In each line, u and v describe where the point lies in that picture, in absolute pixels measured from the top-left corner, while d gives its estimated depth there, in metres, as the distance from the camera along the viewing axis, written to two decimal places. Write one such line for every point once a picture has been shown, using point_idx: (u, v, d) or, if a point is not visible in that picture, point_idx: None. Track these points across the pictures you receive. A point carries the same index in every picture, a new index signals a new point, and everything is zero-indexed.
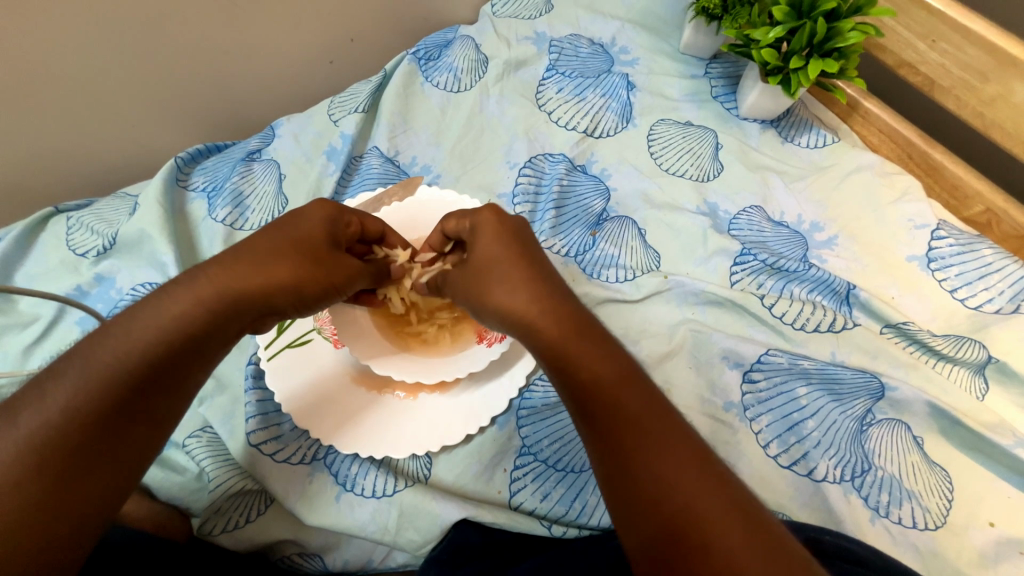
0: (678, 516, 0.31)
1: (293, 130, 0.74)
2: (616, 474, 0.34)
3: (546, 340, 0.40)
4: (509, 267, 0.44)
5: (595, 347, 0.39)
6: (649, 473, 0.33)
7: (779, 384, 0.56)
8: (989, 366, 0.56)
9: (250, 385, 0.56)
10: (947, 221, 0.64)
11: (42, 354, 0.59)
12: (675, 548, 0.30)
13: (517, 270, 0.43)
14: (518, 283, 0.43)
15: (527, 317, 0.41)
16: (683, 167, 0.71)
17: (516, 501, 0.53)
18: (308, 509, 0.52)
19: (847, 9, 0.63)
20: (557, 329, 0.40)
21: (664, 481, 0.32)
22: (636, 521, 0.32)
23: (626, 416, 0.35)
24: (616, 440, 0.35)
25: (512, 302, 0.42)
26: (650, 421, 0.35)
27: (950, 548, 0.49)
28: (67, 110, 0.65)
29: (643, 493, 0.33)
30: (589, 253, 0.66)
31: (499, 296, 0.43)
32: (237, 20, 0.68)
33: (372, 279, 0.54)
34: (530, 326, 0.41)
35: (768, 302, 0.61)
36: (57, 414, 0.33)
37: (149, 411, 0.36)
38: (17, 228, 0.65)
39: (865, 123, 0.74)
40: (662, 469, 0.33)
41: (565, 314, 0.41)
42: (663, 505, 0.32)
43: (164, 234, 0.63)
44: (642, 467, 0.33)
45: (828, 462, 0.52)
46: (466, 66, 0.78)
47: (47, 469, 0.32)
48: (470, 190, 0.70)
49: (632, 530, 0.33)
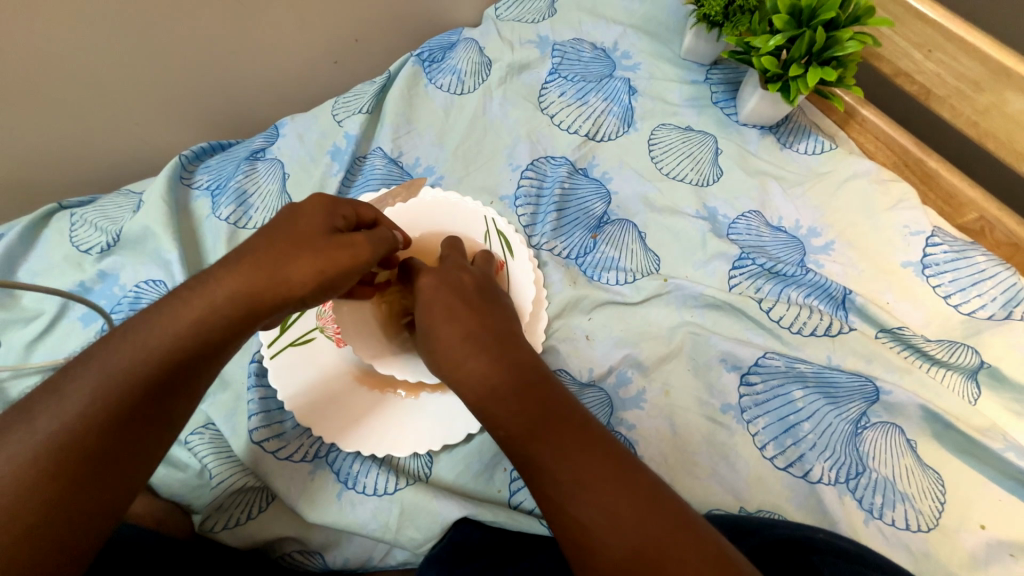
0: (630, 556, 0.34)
1: (298, 130, 0.74)
2: (559, 521, 0.37)
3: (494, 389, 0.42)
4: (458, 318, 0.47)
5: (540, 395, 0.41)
6: (591, 519, 0.35)
7: (776, 387, 0.57)
8: (981, 372, 0.57)
9: (254, 383, 0.57)
10: (941, 228, 0.65)
11: (45, 350, 0.59)
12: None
13: (461, 317, 0.47)
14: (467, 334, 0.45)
15: (466, 368, 0.44)
16: (683, 171, 0.72)
17: (516, 500, 0.53)
18: (310, 506, 0.52)
19: (846, 19, 0.64)
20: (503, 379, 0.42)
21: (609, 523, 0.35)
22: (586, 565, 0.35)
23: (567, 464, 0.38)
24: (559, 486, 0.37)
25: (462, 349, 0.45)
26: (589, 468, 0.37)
27: (942, 550, 0.49)
28: (72, 107, 0.66)
29: (591, 538, 0.35)
30: (589, 255, 0.67)
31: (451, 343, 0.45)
32: (243, 19, 0.68)
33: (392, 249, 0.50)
34: (478, 376, 0.43)
35: (765, 306, 0.62)
36: (74, 417, 0.34)
37: (162, 414, 0.37)
38: (20, 224, 0.65)
39: (863, 130, 0.75)
40: (602, 510, 0.35)
41: (500, 361, 0.43)
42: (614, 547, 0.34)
43: (168, 231, 0.64)
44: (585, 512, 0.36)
45: (823, 464, 0.53)
46: (469, 69, 0.78)
47: (63, 471, 0.32)
48: (472, 191, 0.71)
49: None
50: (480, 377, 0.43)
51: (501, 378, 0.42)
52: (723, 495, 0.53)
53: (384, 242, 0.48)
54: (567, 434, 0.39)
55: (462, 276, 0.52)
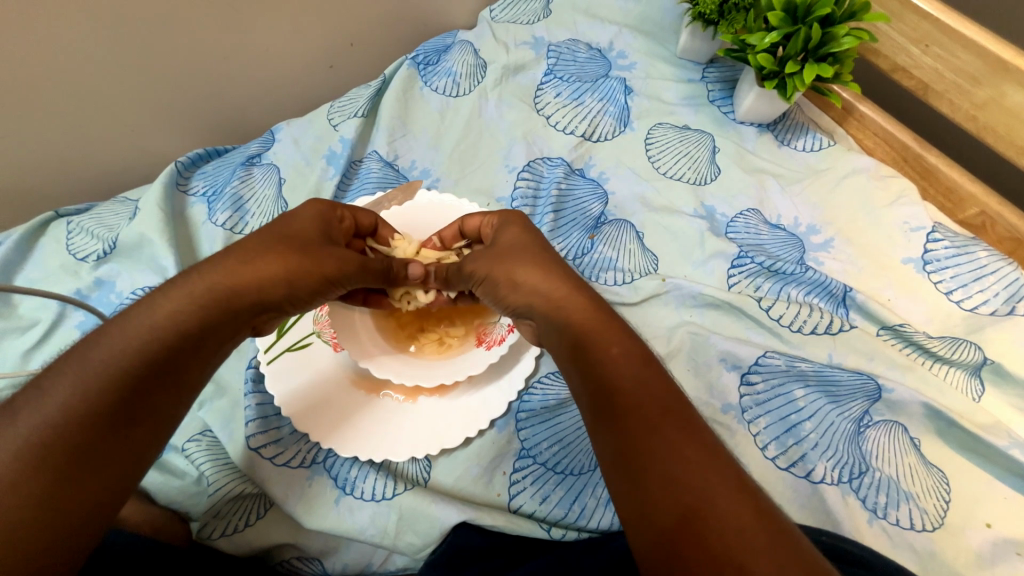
0: (687, 510, 0.30)
1: (293, 134, 0.74)
2: (619, 447, 0.34)
3: (570, 314, 0.42)
4: (530, 255, 0.48)
5: (613, 332, 0.40)
6: (662, 453, 0.33)
7: (777, 386, 0.57)
8: (985, 368, 0.56)
9: (251, 388, 0.57)
10: (942, 224, 0.65)
11: (42, 358, 0.59)
12: (681, 544, 0.29)
13: (544, 259, 0.47)
14: (542, 270, 0.46)
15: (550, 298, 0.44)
16: (680, 171, 0.71)
17: (515, 503, 0.53)
18: (308, 512, 0.52)
19: (841, 14, 0.64)
20: (572, 311, 0.42)
21: (675, 470, 0.32)
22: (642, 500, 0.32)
23: (643, 401, 0.35)
24: (630, 423, 0.35)
25: (533, 282, 0.45)
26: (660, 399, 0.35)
27: (948, 550, 0.49)
28: (67, 116, 0.66)
29: (655, 474, 0.32)
30: (587, 256, 0.66)
31: (523, 276, 0.46)
32: (238, 25, 0.68)
33: (381, 278, 0.52)
34: (555, 298, 0.44)
35: (765, 304, 0.61)
36: (55, 412, 0.33)
37: (148, 410, 0.36)
38: (17, 233, 0.65)
39: (860, 127, 0.74)
40: (666, 447, 0.33)
41: (595, 304, 0.43)
42: (670, 496, 0.31)
43: (164, 237, 0.64)
44: (654, 457, 0.33)
45: (826, 464, 0.53)
46: (464, 71, 0.78)
47: (45, 467, 0.32)
48: (468, 193, 0.71)
49: (632, 524, 0.32)
50: (566, 307, 0.43)
51: (590, 317, 0.42)
52: None
53: (379, 260, 0.52)
54: (650, 382, 0.36)
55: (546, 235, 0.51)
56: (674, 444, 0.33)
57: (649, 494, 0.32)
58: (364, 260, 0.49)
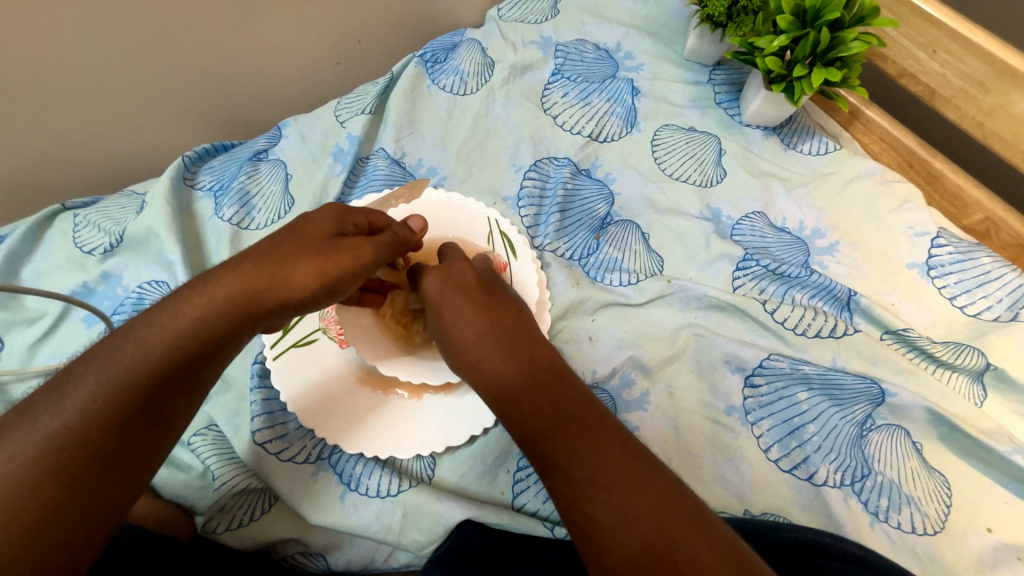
0: (647, 546, 0.32)
1: (301, 131, 0.74)
2: (575, 501, 0.36)
3: (501, 389, 0.43)
4: (471, 314, 0.47)
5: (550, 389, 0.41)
6: (616, 503, 0.34)
7: (781, 388, 0.57)
8: (987, 373, 0.56)
9: (257, 384, 0.57)
10: (946, 229, 0.65)
11: (49, 350, 0.59)
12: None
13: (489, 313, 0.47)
14: (479, 334, 0.46)
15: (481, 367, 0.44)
16: (686, 172, 0.72)
17: (519, 502, 0.53)
18: (313, 508, 0.52)
19: (850, 19, 0.64)
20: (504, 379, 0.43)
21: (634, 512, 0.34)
22: (602, 544, 0.34)
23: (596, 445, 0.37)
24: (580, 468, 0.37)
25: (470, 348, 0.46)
26: (604, 452, 0.37)
27: (948, 554, 0.49)
28: (76, 110, 0.66)
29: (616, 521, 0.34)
30: (593, 256, 0.66)
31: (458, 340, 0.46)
32: (245, 20, 0.68)
33: (391, 247, 0.50)
34: (484, 373, 0.44)
35: (769, 307, 0.62)
36: (74, 416, 0.34)
37: (164, 414, 0.37)
38: (23, 226, 0.65)
39: (866, 131, 0.74)
40: (621, 500, 0.34)
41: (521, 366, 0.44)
42: (632, 537, 0.33)
43: (172, 232, 0.64)
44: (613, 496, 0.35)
45: (829, 467, 0.53)
46: (472, 69, 0.78)
47: (63, 471, 0.32)
48: (475, 192, 0.71)
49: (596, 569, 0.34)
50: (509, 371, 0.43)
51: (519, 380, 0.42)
52: (727, 498, 0.53)
53: (387, 235, 0.50)
54: (590, 423, 0.39)
55: (463, 270, 0.51)
56: (631, 483, 0.35)
57: (608, 537, 0.34)
58: (376, 250, 0.48)
